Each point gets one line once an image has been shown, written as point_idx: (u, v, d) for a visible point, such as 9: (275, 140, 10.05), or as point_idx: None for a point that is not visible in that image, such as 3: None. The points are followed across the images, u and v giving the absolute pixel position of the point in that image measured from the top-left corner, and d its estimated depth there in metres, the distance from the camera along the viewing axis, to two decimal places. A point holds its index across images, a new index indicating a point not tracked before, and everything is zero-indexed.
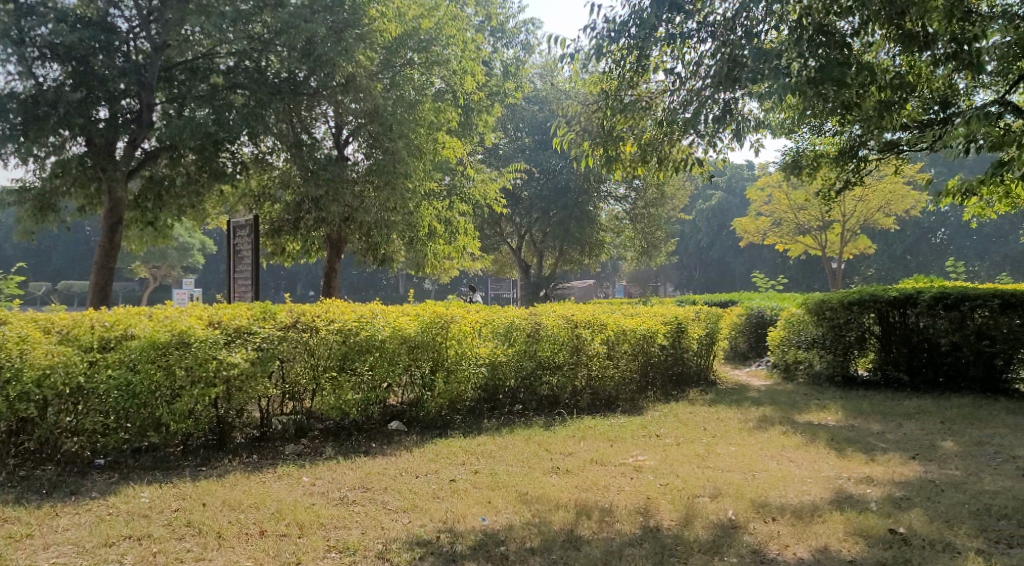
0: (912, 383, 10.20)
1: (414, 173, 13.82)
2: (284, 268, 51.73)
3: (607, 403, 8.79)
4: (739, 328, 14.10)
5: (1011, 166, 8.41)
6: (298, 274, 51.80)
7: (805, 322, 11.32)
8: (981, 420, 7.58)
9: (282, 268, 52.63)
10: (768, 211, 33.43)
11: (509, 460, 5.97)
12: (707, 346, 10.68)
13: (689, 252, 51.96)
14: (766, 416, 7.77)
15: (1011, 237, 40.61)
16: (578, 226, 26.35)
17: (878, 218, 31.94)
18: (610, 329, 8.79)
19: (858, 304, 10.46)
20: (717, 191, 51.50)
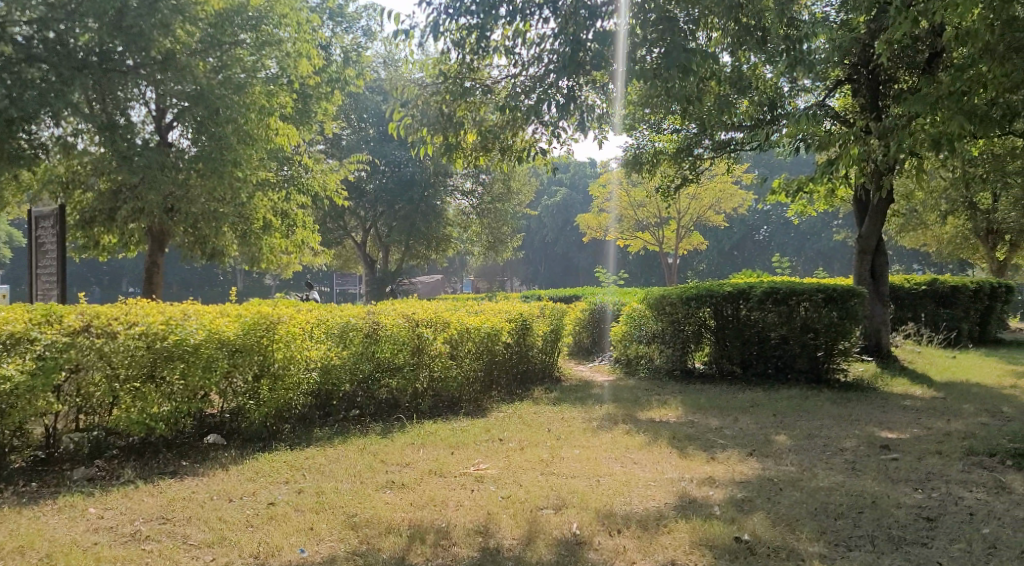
0: (745, 375, 10.61)
1: (245, 161, 12.76)
2: (103, 263, 47.20)
3: (450, 405, 8.37)
4: (583, 323, 14.24)
5: (834, 165, 8.88)
6: (120, 270, 47.46)
7: (646, 316, 11.51)
8: (807, 412, 7.94)
9: (101, 263, 47.99)
10: (609, 208, 34.44)
11: (338, 475, 5.44)
12: (551, 342, 10.56)
13: (535, 247, 52.78)
14: (610, 415, 7.74)
15: (822, 235, 44.47)
16: (424, 220, 26.01)
17: (710, 215, 33.76)
18: (453, 327, 8.37)
19: (696, 298, 10.71)
20: (562, 188, 52.63)
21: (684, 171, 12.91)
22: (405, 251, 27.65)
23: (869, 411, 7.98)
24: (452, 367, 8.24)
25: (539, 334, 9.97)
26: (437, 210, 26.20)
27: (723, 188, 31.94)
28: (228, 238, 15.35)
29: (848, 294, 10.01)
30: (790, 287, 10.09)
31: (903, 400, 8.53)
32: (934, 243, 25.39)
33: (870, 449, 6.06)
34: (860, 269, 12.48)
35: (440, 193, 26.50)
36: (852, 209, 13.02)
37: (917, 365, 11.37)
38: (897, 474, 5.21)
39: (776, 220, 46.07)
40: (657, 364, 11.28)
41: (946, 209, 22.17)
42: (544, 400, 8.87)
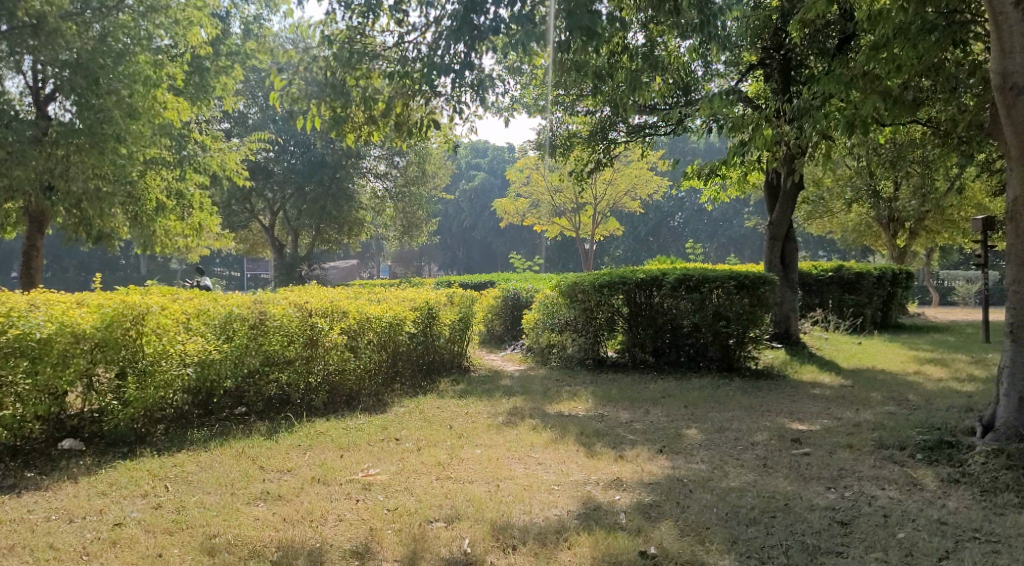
0: (657, 364, 10.41)
1: (131, 137, 11.74)
2: None
3: (349, 401, 7.72)
4: (496, 310, 13.84)
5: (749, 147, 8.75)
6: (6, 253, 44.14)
7: (558, 304, 11.19)
8: (718, 402, 7.78)
9: None
10: (527, 193, 34.18)
11: (207, 485, 4.83)
12: (460, 331, 10.08)
13: (453, 232, 52.11)
14: (518, 408, 7.37)
15: (734, 222, 45.58)
16: (335, 203, 24.83)
17: (626, 201, 33.94)
18: (351, 317, 7.73)
19: (609, 286, 10.45)
20: (480, 173, 52.15)
21: (599, 155, 12.62)
22: (316, 236, 26.60)
23: (779, 400, 7.88)
24: (352, 360, 7.59)
25: (446, 322, 9.46)
26: (349, 192, 25.30)
27: (639, 174, 32.15)
28: (114, 219, 14.18)
29: (759, 281, 9.93)
30: (702, 274, 9.94)
31: (812, 388, 8.50)
32: (838, 230, 26.19)
33: (781, 443, 5.90)
34: (771, 256, 12.55)
35: (353, 173, 25.62)
36: (763, 196, 13.05)
37: (825, 352, 11.47)
38: (809, 472, 5.03)
39: (690, 207, 46.91)
40: (569, 353, 10.99)
41: (850, 197, 22.84)
42: (449, 392, 8.39)
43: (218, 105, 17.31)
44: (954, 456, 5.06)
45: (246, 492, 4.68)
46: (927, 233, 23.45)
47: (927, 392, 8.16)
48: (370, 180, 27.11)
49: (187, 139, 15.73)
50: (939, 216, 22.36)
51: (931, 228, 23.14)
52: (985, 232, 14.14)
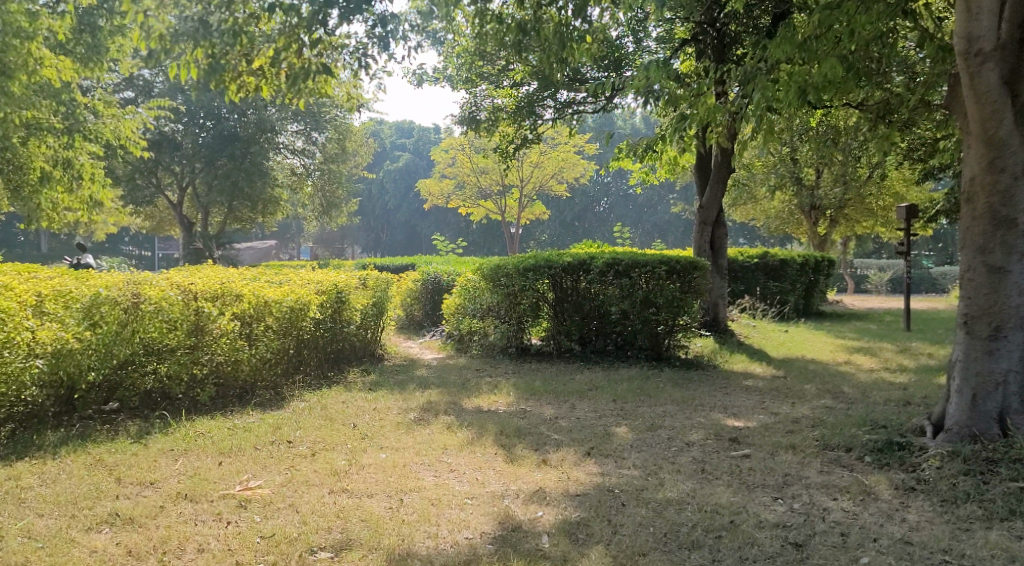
0: (583, 353, 9.87)
1: (3, 95, 10.38)
2: None
3: (240, 396, 6.84)
4: (415, 294, 13.09)
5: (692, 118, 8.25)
6: None
7: (480, 288, 10.52)
8: (649, 395, 7.30)
9: None
10: (452, 174, 33.36)
11: (41, 504, 3.92)
12: (371, 315, 9.25)
13: (376, 213, 50.69)
14: (433, 403, 6.72)
15: (659, 209, 45.90)
16: (248, 179, 23.42)
17: (552, 185, 33.54)
18: (245, 301, 6.82)
19: (535, 269, 9.85)
20: (405, 154, 50.92)
21: (525, 133, 11.94)
22: (227, 213, 25.10)
23: (712, 393, 7.47)
24: (245, 350, 6.70)
25: (356, 307, 8.62)
26: (264, 170, 23.49)
27: (566, 156, 31.86)
28: None
29: (690, 266, 9.49)
30: (632, 259, 9.43)
31: (744, 380, 8.14)
32: (761, 217, 26.43)
33: (719, 443, 5.44)
34: (700, 241, 12.21)
35: (270, 150, 23.86)
36: (694, 179, 12.69)
37: (753, 341, 11.20)
38: (752, 479, 4.56)
39: (615, 193, 47.07)
40: (491, 340, 10.34)
41: (773, 184, 22.97)
42: (356, 384, 7.61)
43: (112, 66, 15.70)
44: (904, 460, 4.70)
45: (91, 513, 3.83)
46: (845, 221, 23.87)
47: (860, 384, 7.91)
48: (288, 156, 25.42)
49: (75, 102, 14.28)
50: (857, 205, 22.74)
51: (849, 218, 23.56)
52: (907, 220, 14.24)
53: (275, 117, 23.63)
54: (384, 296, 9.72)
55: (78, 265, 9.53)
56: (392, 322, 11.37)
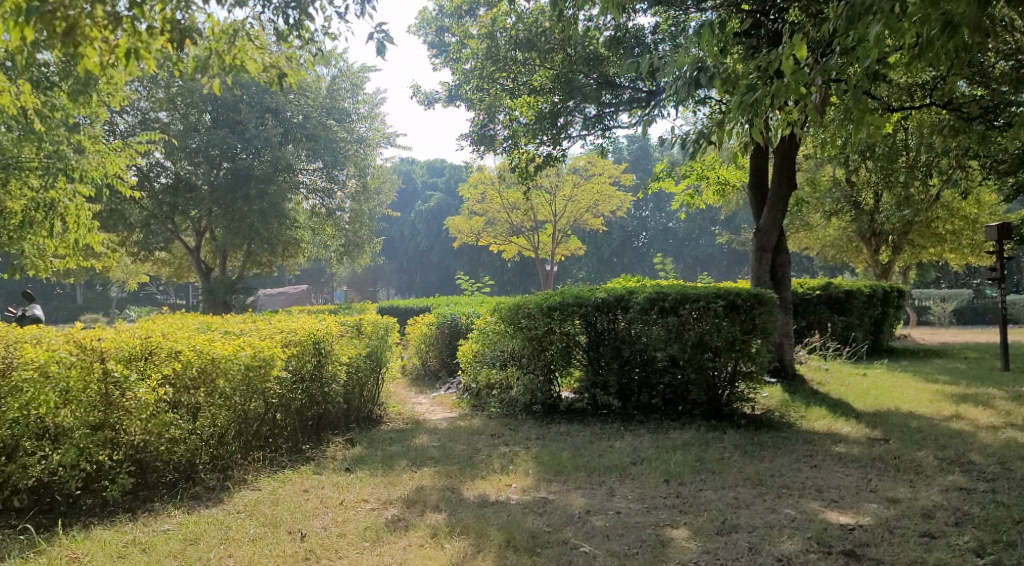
0: (623, 410, 8.13)
1: None
2: None
3: (170, 485, 5.28)
4: (430, 340, 11.59)
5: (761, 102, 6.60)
6: None
7: (500, 332, 8.91)
8: (713, 472, 5.56)
9: None
10: (482, 210, 32.07)
11: None
12: (363, 366, 7.64)
13: (409, 254, 49.69)
14: (424, 490, 5.05)
15: (700, 242, 43.96)
16: (264, 221, 22.19)
17: (587, 219, 32.06)
18: (180, 359, 5.29)
19: (561, 307, 8.23)
20: (436, 193, 50.03)
21: (545, 154, 10.44)
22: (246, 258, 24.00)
23: (795, 469, 5.68)
24: (177, 424, 5.15)
25: (341, 358, 7.02)
26: (280, 211, 22.35)
27: (600, 189, 30.62)
28: None
29: (754, 299, 7.67)
30: (680, 291, 7.71)
31: (832, 446, 6.34)
32: (814, 245, 24.42)
33: None
34: (759, 269, 10.57)
35: (287, 192, 22.64)
36: (749, 201, 11.02)
37: (830, 388, 9.33)
38: None
39: (653, 226, 45.41)
40: (512, 395, 8.63)
41: (828, 209, 21.04)
42: (331, 461, 5.95)
43: (108, 102, 14.63)
44: None
45: None
46: (909, 247, 21.80)
47: (991, 449, 6.05)
48: (306, 196, 24.27)
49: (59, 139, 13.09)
50: (923, 229, 20.65)
51: (915, 243, 21.48)
52: (998, 241, 12.30)
53: (291, 156, 22.40)
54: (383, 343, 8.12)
55: (24, 316, 8.17)
56: (398, 373, 9.80)
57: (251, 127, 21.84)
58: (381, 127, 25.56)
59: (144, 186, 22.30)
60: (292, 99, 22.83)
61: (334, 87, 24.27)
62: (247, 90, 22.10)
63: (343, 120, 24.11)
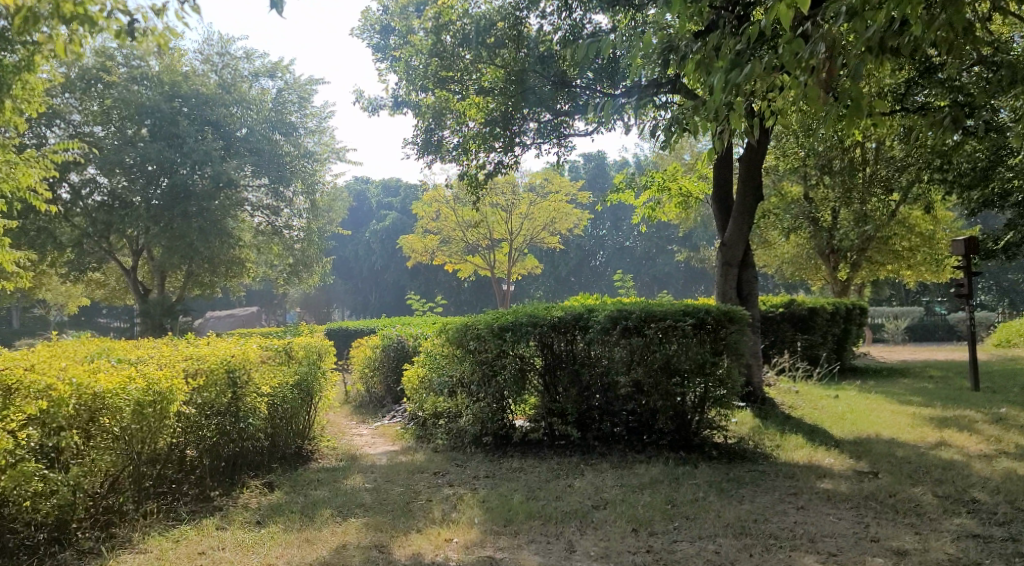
0: (583, 441, 7.35)
1: None
2: None
3: (33, 551, 4.37)
4: (374, 364, 10.71)
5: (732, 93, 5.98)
6: None
7: (448, 355, 8.10)
8: (687, 518, 4.83)
9: None
10: (436, 229, 31.27)
11: None
12: (292, 396, 6.74)
13: (363, 274, 48.48)
14: (347, 551, 4.21)
15: (657, 260, 43.76)
16: (204, 239, 21.00)
17: (544, 237, 31.46)
18: (48, 397, 4.41)
19: (514, 326, 7.46)
20: (391, 212, 49.06)
21: (495, 163, 9.78)
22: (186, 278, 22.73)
23: (778, 514, 4.99)
24: (42, 475, 4.26)
25: (262, 389, 6.14)
26: (222, 229, 21.22)
27: (557, 206, 30.13)
28: None
29: (725, 317, 7.02)
30: (643, 309, 7.02)
31: (816, 483, 5.69)
32: (773, 262, 24.10)
33: None
34: (724, 286, 9.97)
35: (229, 209, 21.53)
36: (713, 214, 10.43)
37: (802, 413, 8.71)
38: None
39: (611, 245, 45.11)
40: (460, 425, 7.79)
41: (787, 227, 20.71)
42: (239, 512, 5.06)
43: (25, 109, 13.50)
44: None
45: None
46: (868, 264, 21.62)
47: (990, 483, 5.45)
48: (250, 214, 23.20)
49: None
50: (881, 246, 20.47)
51: (873, 260, 21.28)
52: (965, 256, 11.94)
53: (233, 170, 21.25)
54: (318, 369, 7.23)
55: None
56: (336, 402, 8.90)
57: (190, 140, 20.65)
58: (330, 142, 24.59)
59: (75, 202, 21.00)
60: (235, 112, 21.80)
61: (280, 100, 23.32)
62: (185, 100, 20.96)
63: (290, 134, 23.13)
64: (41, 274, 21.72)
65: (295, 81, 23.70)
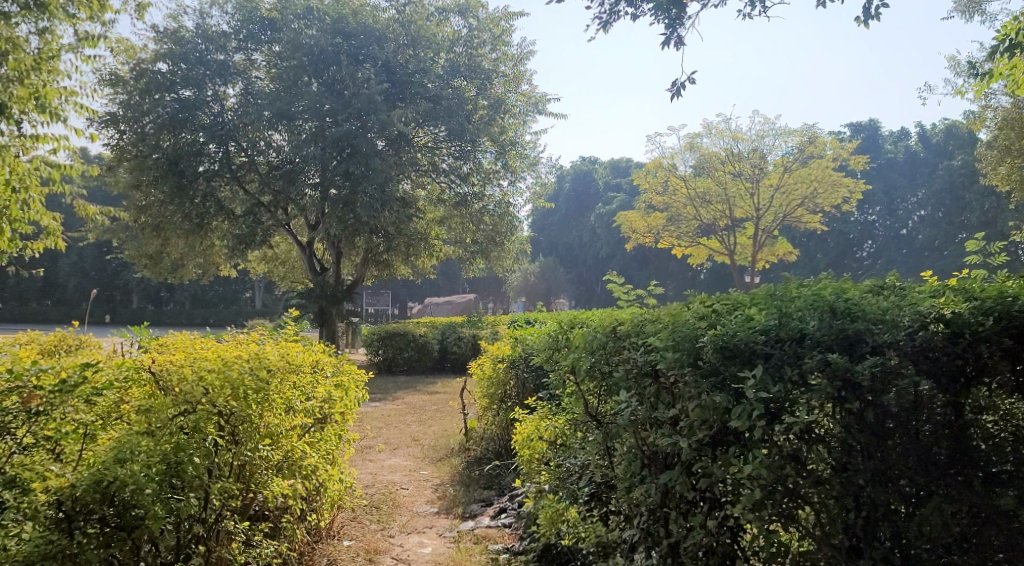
0: None
1: None
2: (60, 294, 37.44)
3: None
4: (500, 388, 6.06)
5: None
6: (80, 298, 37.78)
7: (589, 410, 3.19)
8: None
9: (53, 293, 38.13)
10: (664, 204, 25.93)
11: None
12: (60, 528, 2.41)
13: (588, 262, 44.04)
14: None
15: (946, 251, 34.32)
16: (370, 206, 17.04)
17: (803, 216, 24.94)
18: None
19: (775, 345, 2.52)
20: (620, 193, 43.86)
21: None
22: (364, 258, 19.47)
23: None
24: None
25: None
26: (391, 195, 17.33)
27: (819, 175, 23.20)
28: None
29: None
30: None
31: None
32: None
33: None
34: None
35: (406, 170, 17.82)
36: None
37: None
38: None
39: (883, 234, 36.95)
40: None
41: None
42: None
43: (99, 12, 10.40)
44: None
45: None
46: None
47: None
48: (436, 179, 19.47)
49: (44, 65, 8.36)
50: None
51: None
52: None
53: (404, 121, 17.41)
54: (220, 437, 2.84)
55: None
56: (348, 480, 4.26)
57: (353, 85, 17.03)
58: (528, 91, 20.21)
59: (248, 167, 18.24)
60: (411, 52, 17.85)
61: (471, 41, 19.16)
62: (352, 40, 17.60)
63: (480, 81, 18.83)
64: (214, 248, 19.60)
65: (488, 18, 19.37)
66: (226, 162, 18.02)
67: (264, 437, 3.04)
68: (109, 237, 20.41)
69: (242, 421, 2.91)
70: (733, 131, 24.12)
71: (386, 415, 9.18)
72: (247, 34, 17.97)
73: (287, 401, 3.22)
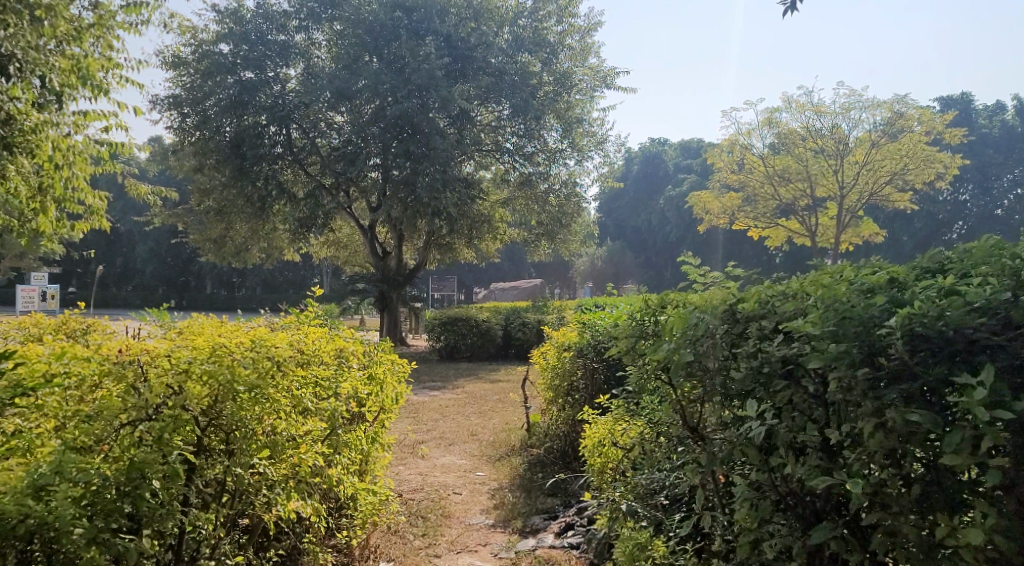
0: None
1: None
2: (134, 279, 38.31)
3: None
4: (566, 379, 5.34)
5: None
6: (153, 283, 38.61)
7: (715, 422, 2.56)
8: None
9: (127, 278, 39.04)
10: (739, 183, 24.62)
11: None
12: None
13: (657, 245, 42.78)
14: None
15: None
16: (431, 187, 16.49)
17: (891, 195, 23.28)
18: None
19: (1004, 337, 2.00)
20: (691, 175, 42.35)
21: None
22: (426, 240, 19.00)
23: None
24: None
25: None
26: (453, 175, 16.75)
27: (911, 150, 21.35)
28: None
29: None
30: None
31: None
32: None
33: None
34: None
35: (468, 149, 17.22)
36: None
37: None
38: None
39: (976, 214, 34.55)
40: None
41: None
42: None
43: None
44: None
45: None
46: None
47: None
48: (499, 159, 18.83)
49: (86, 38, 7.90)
50: None
51: None
52: None
53: (465, 97, 16.83)
54: (190, 448, 2.27)
55: None
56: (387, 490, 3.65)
57: (413, 60, 16.47)
58: (595, 64, 19.29)
59: (309, 149, 17.94)
60: (472, 25, 17.11)
61: (536, 13, 18.35)
62: (412, 14, 17.01)
63: (545, 54, 18.03)
64: (277, 232, 19.44)
65: None
66: (289, 144, 17.76)
67: (259, 448, 2.43)
68: (175, 222, 20.46)
69: (219, 427, 2.34)
70: (815, 104, 22.66)
71: (445, 404, 8.57)
72: (307, 12, 17.65)
73: (294, 401, 2.59)
